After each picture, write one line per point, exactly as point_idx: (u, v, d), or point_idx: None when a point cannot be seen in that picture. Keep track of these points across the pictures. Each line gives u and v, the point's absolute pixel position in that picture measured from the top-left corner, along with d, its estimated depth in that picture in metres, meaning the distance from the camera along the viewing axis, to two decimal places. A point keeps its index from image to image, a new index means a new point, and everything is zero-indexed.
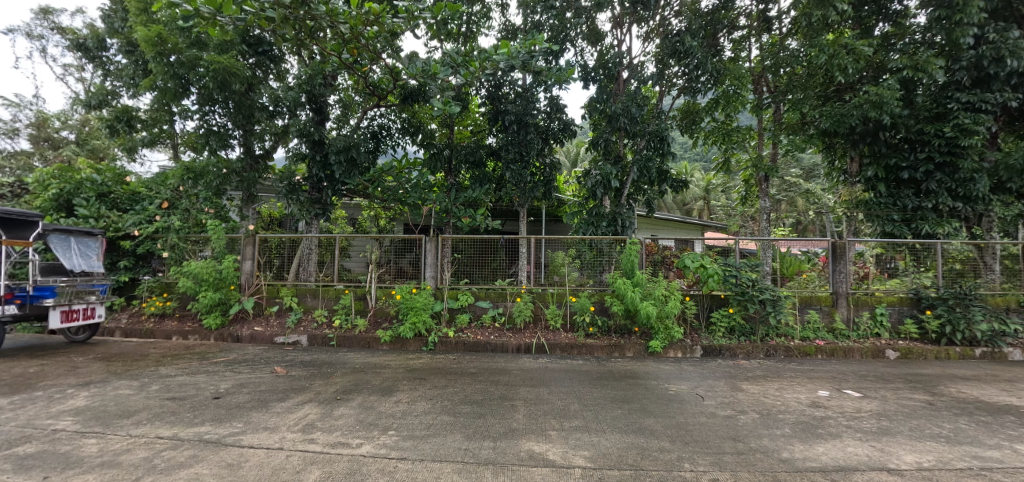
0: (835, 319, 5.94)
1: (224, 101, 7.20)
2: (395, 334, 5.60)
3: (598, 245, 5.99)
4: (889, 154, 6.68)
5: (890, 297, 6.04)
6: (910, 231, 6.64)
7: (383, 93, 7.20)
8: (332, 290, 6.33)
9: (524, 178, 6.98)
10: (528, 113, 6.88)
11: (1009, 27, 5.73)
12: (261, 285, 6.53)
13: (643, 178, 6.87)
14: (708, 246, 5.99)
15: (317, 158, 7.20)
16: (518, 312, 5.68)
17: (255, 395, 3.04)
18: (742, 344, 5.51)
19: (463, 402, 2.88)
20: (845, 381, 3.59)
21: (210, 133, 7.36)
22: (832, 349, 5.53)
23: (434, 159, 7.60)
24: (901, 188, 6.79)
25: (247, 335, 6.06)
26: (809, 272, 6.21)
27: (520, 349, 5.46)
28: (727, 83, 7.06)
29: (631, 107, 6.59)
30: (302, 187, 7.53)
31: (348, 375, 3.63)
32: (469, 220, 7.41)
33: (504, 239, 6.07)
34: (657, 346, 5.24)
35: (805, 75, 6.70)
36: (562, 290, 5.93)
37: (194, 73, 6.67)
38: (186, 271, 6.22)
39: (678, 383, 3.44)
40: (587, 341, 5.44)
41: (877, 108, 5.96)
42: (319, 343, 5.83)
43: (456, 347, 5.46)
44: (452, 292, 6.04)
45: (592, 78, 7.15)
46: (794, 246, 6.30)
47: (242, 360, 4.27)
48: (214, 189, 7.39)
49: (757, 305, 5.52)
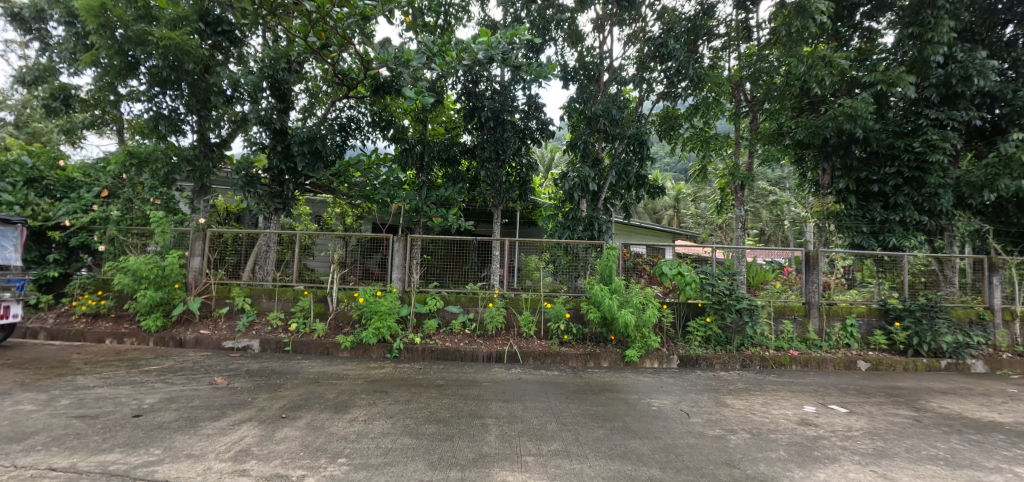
0: (807, 330, 5.96)
1: (178, 83, 6.61)
2: (357, 340, 5.18)
3: (574, 250, 5.81)
4: (860, 168, 6.82)
5: (859, 308, 6.13)
6: (878, 243, 6.80)
7: (353, 82, 6.83)
8: (291, 291, 5.87)
9: (499, 178, 6.74)
10: (507, 110, 6.62)
11: (975, 48, 6.02)
12: (211, 284, 5.97)
13: (621, 182, 6.74)
14: (680, 254, 5.91)
15: (279, 148, 6.74)
16: (490, 318, 5.38)
17: (184, 413, 2.61)
18: (719, 353, 5.40)
19: (428, 421, 2.56)
20: (828, 395, 3.50)
21: (159, 117, 6.72)
22: (806, 359, 5.50)
23: (405, 155, 7.23)
24: (870, 201, 6.97)
25: (191, 339, 5.49)
26: (777, 282, 6.13)
27: (491, 358, 5.15)
28: (708, 90, 6.96)
29: (612, 109, 6.44)
30: (261, 179, 7.02)
31: (299, 387, 3.24)
32: (440, 220, 7.09)
33: (477, 241, 5.79)
34: (634, 355, 5.04)
35: (781, 85, 6.77)
36: (536, 295, 5.68)
37: (141, 50, 6.03)
38: (125, 267, 5.61)
39: (660, 397, 3.24)
40: (561, 349, 5.19)
41: (851, 121, 6.08)
42: (273, 349, 5.34)
43: (423, 354, 5.11)
44: (420, 295, 5.69)
45: (572, 78, 7.00)
46: (760, 256, 6.15)
47: (178, 368, 3.77)
48: (161, 179, 6.79)
49: (734, 315, 5.41)
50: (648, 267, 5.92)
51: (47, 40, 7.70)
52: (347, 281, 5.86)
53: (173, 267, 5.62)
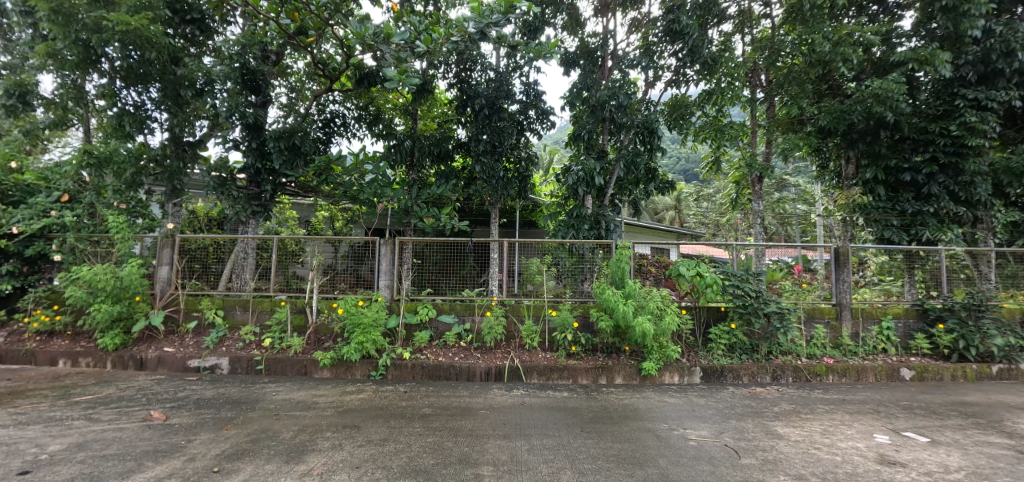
0: (840, 334, 5.38)
1: (149, 77, 6.12)
2: (338, 356, 4.54)
3: (580, 250, 5.25)
4: (889, 155, 6.23)
5: (895, 309, 5.58)
6: (910, 237, 6.31)
7: (336, 74, 6.32)
8: (267, 302, 5.29)
9: (496, 173, 6.16)
10: (503, 98, 6.05)
11: (1015, 21, 5.50)
12: (179, 295, 5.40)
13: (629, 175, 6.18)
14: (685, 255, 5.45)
15: (254, 144, 6.19)
16: (488, 329, 4.75)
17: (89, 468, 2.01)
18: (746, 364, 4.78)
19: (405, 473, 1.97)
20: (896, 418, 2.92)
21: (123, 113, 6.13)
22: (844, 368, 4.86)
23: (394, 151, 6.64)
24: (900, 191, 6.44)
25: (153, 358, 4.88)
26: (785, 280, 5.56)
27: (490, 374, 4.51)
28: (724, 74, 6.42)
29: (619, 93, 5.85)
30: (236, 180, 6.44)
31: (252, 422, 2.64)
32: (432, 220, 6.35)
33: (473, 243, 5.29)
34: (652, 368, 4.42)
35: (801, 66, 6.20)
36: (539, 302, 5.09)
37: (98, 37, 5.47)
38: (78, 279, 5.01)
39: (697, 427, 2.62)
40: (569, 363, 4.56)
41: (881, 103, 5.56)
42: (243, 369, 4.70)
43: (412, 372, 4.48)
44: (411, 304, 5.09)
45: (573, 63, 6.42)
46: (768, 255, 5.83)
47: (116, 398, 3.16)
48: (127, 181, 6.20)
49: (763, 320, 4.78)
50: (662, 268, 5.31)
51: (8, 36, 7.08)
52: (330, 288, 5.28)
53: (131, 277, 5.02)
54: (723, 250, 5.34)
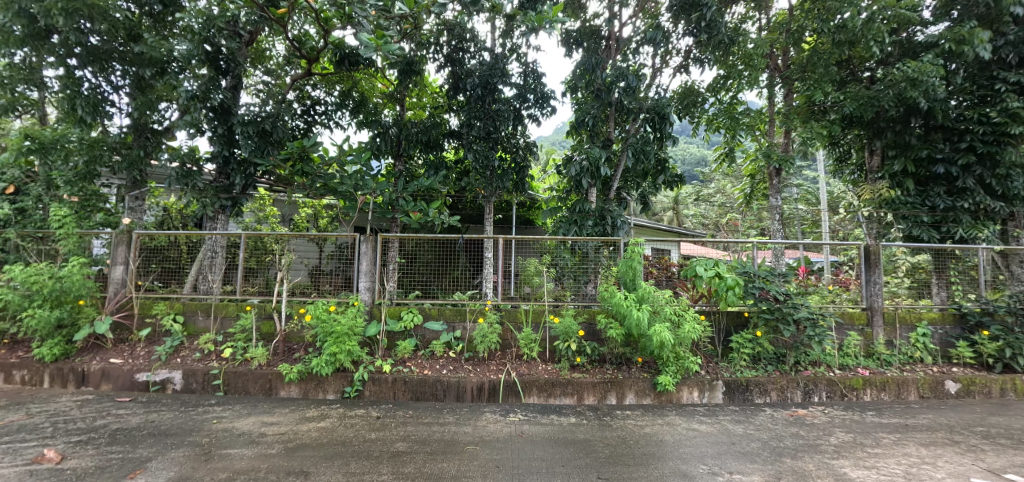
0: (873, 342, 4.83)
1: (108, 55, 5.54)
2: (307, 370, 3.91)
3: (582, 248, 4.66)
4: (920, 146, 5.74)
5: (930, 313, 5.06)
6: (941, 235, 5.81)
7: (315, 55, 5.78)
8: (232, 307, 4.69)
9: (490, 161, 5.60)
10: (499, 79, 5.51)
11: None
12: (133, 298, 4.78)
13: (637, 165, 5.60)
14: (686, 256, 4.84)
15: (221, 130, 5.60)
16: (480, 337, 4.16)
17: None
18: (773, 376, 4.21)
19: None
20: (985, 454, 2.36)
21: (76, 94, 5.41)
22: (884, 382, 4.28)
23: (378, 139, 6.01)
24: (930, 185, 5.96)
25: (96, 372, 4.23)
26: (815, 284, 4.95)
27: (482, 391, 3.91)
28: (737, 58, 5.88)
29: (628, 74, 5.28)
30: (203, 171, 5.86)
31: (171, 466, 2.03)
32: (419, 215, 5.71)
33: (464, 240, 4.71)
34: (668, 383, 3.84)
35: (825, 47, 5.70)
36: (539, 306, 4.51)
37: (41, 6, 4.85)
38: (11, 280, 4.37)
39: (745, 470, 2.05)
40: (573, 376, 3.97)
41: (914, 87, 5.11)
42: (197, 384, 4.06)
43: (392, 388, 3.87)
44: (394, 309, 4.50)
45: (576, 43, 5.77)
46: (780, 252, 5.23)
47: (14, 428, 2.54)
48: (80, 171, 5.57)
49: (793, 328, 4.20)
50: (675, 269, 4.81)
51: None
52: (313, 291, 4.72)
53: (71, 276, 4.39)
54: (744, 249, 4.83)
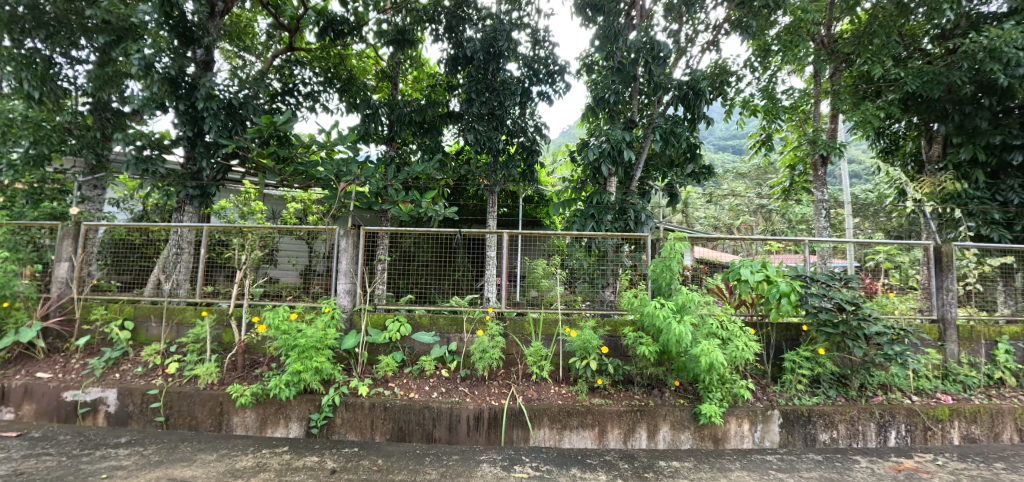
0: (951, 360, 4.02)
1: (63, 25, 4.88)
2: (265, 392, 3.19)
3: (601, 246, 3.91)
4: (990, 131, 4.92)
5: (1013, 327, 4.24)
6: (1016, 234, 5.00)
7: (296, 23, 5.07)
8: (187, 314, 3.94)
9: (495, 144, 4.83)
10: (504, 45, 4.79)
11: None
12: (74, 300, 4.05)
13: (666, 150, 4.82)
14: (698, 259, 4.03)
15: (184, 107, 4.86)
16: (479, 354, 3.38)
17: None
18: (840, 405, 3.40)
19: None
20: None
21: (23, 66, 4.69)
22: (976, 413, 3.45)
23: (367, 121, 5.23)
24: (1002, 176, 5.17)
25: (16, 389, 3.49)
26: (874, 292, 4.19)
27: (480, 421, 3.14)
28: (777, 31, 5.12)
29: (656, 43, 4.51)
30: (165, 155, 5.09)
31: None
32: (410, 206, 4.93)
33: (462, 234, 3.97)
34: (715, 414, 3.06)
35: (884, 14, 4.91)
36: (550, 315, 3.73)
37: None
38: None
39: None
40: (594, 403, 3.20)
41: (993, 60, 4.33)
42: (132, 408, 3.33)
43: (369, 416, 3.12)
44: (377, 316, 3.75)
45: (593, 9, 4.99)
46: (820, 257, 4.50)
47: None
48: (30, 155, 4.91)
49: (863, 346, 3.39)
50: (688, 274, 4.02)
51: None
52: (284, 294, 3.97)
53: None
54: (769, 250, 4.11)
